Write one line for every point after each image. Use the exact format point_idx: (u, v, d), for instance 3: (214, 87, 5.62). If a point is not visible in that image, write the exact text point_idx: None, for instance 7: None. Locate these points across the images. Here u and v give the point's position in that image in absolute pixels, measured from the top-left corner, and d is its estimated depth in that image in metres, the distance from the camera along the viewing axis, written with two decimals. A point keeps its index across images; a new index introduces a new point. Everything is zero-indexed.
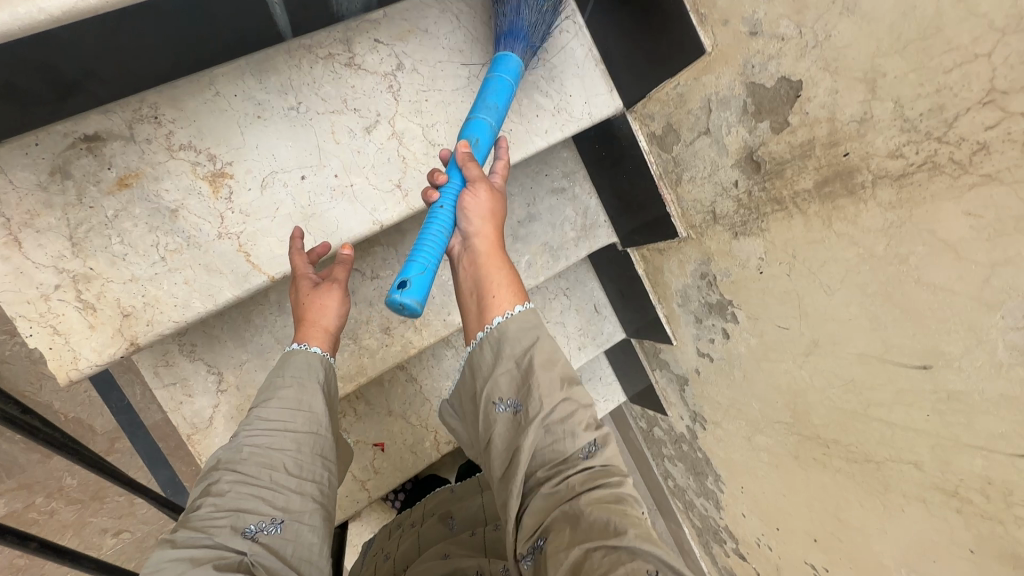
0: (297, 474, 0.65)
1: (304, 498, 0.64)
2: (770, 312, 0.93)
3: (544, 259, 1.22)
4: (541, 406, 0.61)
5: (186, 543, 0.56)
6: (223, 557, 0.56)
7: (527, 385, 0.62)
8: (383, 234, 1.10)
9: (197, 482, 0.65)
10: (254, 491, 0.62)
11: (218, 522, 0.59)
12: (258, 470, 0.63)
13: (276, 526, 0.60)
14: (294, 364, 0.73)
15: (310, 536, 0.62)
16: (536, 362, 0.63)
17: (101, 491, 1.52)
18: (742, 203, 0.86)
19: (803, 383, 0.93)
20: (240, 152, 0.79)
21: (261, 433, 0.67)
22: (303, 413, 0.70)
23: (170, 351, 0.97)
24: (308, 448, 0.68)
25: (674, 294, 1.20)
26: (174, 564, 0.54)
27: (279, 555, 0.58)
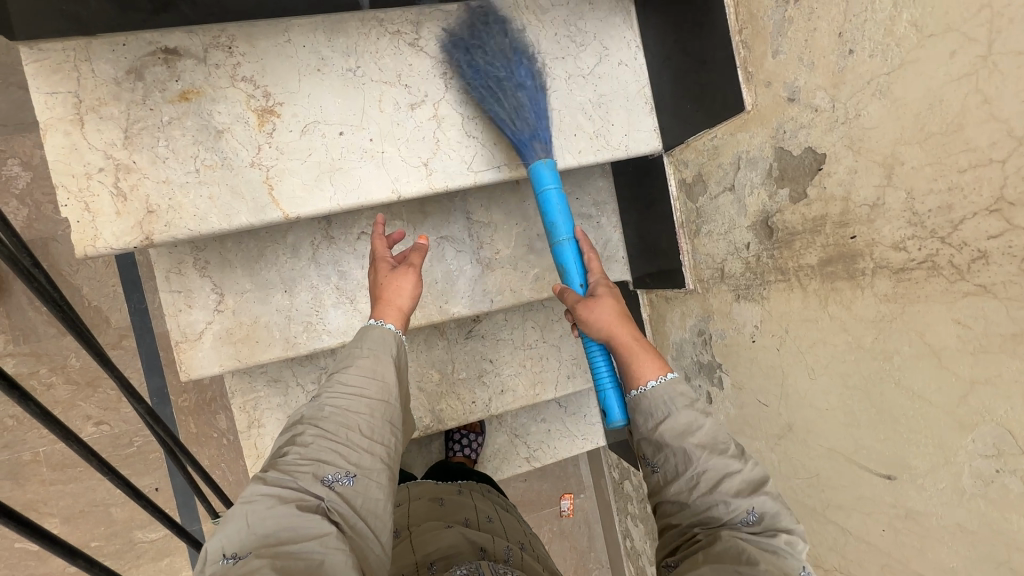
0: (369, 436, 0.77)
1: (372, 457, 0.75)
2: (754, 385, 0.90)
3: (552, 276, 1.22)
4: (680, 472, 0.71)
5: (275, 482, 0.68)
6: (304, 499, 0.67)
7: (662, 451, 0.73)
8: (407, 210, 1.14)
9: (282, 433, 0.77)
10: (332, 445, 0.74)
11: (302, 468, 0.71)
12: (336, 429, 0.76)
13: (349, 478, 0.72)
14: (372, 337, 0.86)
15: (375, 490, 0.73)
16: (670, 435, 0.73)
17: (96, 380, 1.62)
18: (749, 266, 0.85)
19: (771, 467, 0.90)
20: (293, 96, 0.85)
21: (342, 396, 0.79)
22: (377, 383, 0.82)
23: (184, 261, 1.04)
24: (379, 414, 0.80)
25: (671, 346, 1.18)
26: (265, 498, 0.66)
27: (351, 504, 0.70)
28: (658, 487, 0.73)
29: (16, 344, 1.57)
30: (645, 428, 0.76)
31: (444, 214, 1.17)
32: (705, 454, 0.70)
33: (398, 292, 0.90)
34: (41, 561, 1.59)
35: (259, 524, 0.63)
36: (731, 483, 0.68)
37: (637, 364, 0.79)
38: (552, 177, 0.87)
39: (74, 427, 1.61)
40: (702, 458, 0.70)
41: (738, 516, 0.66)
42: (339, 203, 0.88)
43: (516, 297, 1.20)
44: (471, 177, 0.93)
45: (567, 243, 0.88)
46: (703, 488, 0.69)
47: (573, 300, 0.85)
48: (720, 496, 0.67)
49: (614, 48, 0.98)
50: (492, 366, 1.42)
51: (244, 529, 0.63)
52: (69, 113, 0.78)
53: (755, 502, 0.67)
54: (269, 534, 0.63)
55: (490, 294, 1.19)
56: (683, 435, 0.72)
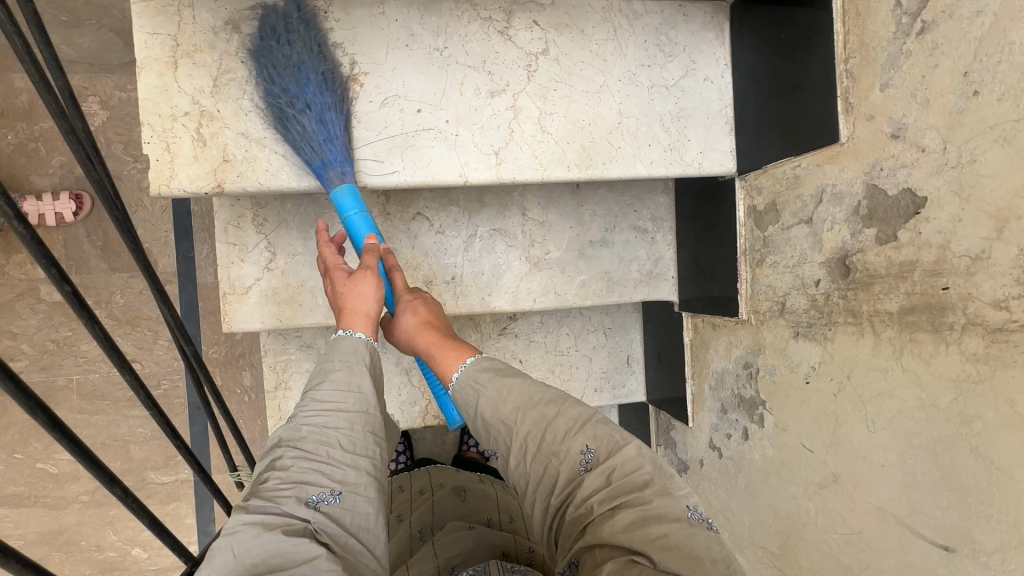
0: (350, 451, 0.75)
1: (357, 472, 0.74)
2: (800, 428, 0.87)
3: (598, 285, 1.20)
4: (509, 446, 0.74)
5: (257, 510, 0.67)
6: (290, 523, 0.67)
7: (494, 435, 0.75)
8: (465, 198, 1.14)
9: (261, 457, 0.76)
10: (313, 466, 0.73)
11: (284, 493, 0.69)
12: (316, 447, 0.74)
13: (335, 497, 0.71)
14: (341, 348, 0.83)
15: (365, 505, 0.73)
16: (495, 407, 0.76)
17: (136, 319, 1.67)
18: (815, 303, 0.81)
19: (806, 516, 0.86)
20: (378, 68, 0.86)
21: (318, 413, 0.77)
22: (352, 396, 0.79)
23: (244, 216, 1.06)
24: (358, 427, 0.78)
25: (710, 375, 1.14)
26: (249, 528, 0.65)
27: (340, 522, 0.70)
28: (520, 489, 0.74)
29: (68, 273, 1.63)
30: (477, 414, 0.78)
31: (500, 207, 1.16)
32: (523, 420, 0.73)
33: (361, 297, 0.87)
34: (58, 484, 1.64)
35: (248, 555, 0.63)
36: (558, 429, 0.71)
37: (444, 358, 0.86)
38: (349, 206, 0.84)
39: (108, 361, 1.65)
40: (519, 424, 0.73)
41: (577, 462, 0.69)
42: (406, 179, 0.88)
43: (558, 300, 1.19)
44: (539, 172, 0.92)
45: (385, 286, 0.94)
46: (533, 447, 0.72)
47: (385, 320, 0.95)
48: (552, 455, 0.70)
49: (702, 63, 0.96)
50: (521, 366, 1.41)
51: (230, 560, 0.63)
52: (165, 55, 0.80)
53: (590, 439, 0.70)
54: (258, 563, 0.63)
55: (533, 295, 1.18)
56: (501, 404, 0.75)
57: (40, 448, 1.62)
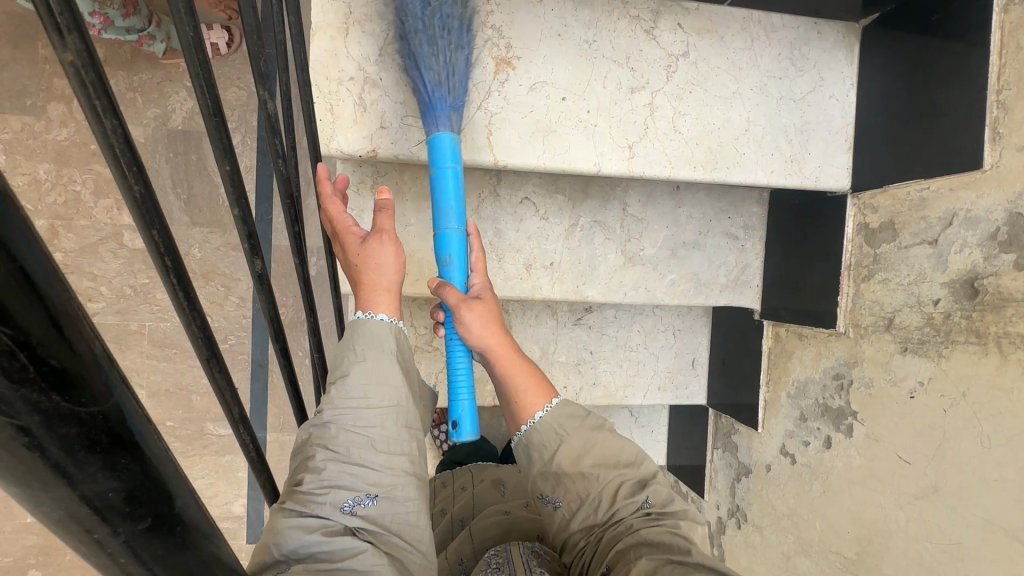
0: (382, 453, 0.78)
1: (390, 474, 0.78)
2: (896, 440, 0.90)
3: (686, 286, 1.24)
4: (567, 493, 0.82)
5: (297, 514, 0.72)
6: (330, 526, 0.73)
7: (559, 484, 0.83)
8: (570, 187, 1.18)
9: (292, 452, 0.78)
10: (347, 470, 0.76)
11: (321, 499, 0.74)
12: (347, 450, 0.76)
13: (369, 499, 0.76)
14: (364, 338, 0.81)
15: (400, 503, 0.78)
16: (565, 458, 0.82)
17: (211, 274, 1.71)
18: (931, 321, 0.85)
19: (893, 525, 0.90)
20: (531, 54, 0.90)
21: (345, 413, 0.77)
22: (383, 392, 0.80)
23: (363, 182, 1.10)
24: (389, 425, 0.80)
25: (789, 383, 1.18)
26: (292, 531, 0.70)
27: (376, 521, 0.76)
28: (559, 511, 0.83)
29: None
30: (540, 460, 0.84)
31: (602, 200, 1.19)
32: (601, 472, 0.82)
33: (381, 270, 0.84)
34: None
35: (295, 555, 0.70)
36: (626, 485, 0.82)
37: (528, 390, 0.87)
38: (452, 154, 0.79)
39: None
40: (601, 477, 0.81)
41: (637, 504, 0.80)
42: (544, 163, 0.92)
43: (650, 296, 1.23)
44: (667, 170, 0.95)
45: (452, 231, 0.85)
46: (604, 506, 0.81)
47: (453, 297, 0.83)
48: (621, 504, 0.80)
49: (830, 80, 0.99)
50: (591, 358, 1.44)
51: (279, 560, 0.70)
52: (338, 21, 0.84)
53: (648, 492, 0.81)
54: (304, 563, 0.70)
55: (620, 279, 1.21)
56: (581, 454, 0.82)
57: None
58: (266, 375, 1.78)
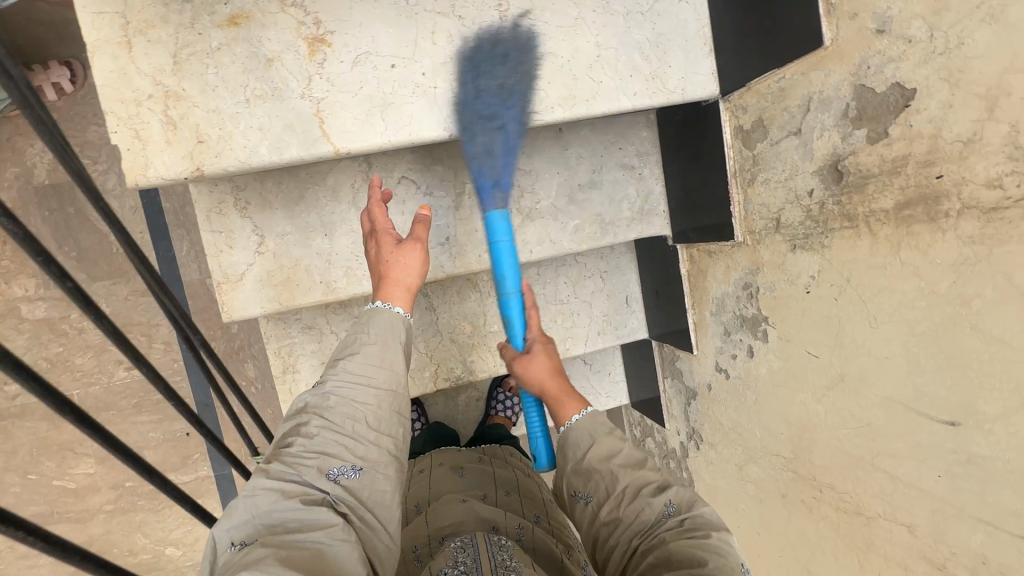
0: (372, 430, 0.91)
1: (376, 450, 0.90)
2: (804, 337, 0.90)
3: (592, 228, 1.21)
4: (600, 487, 0.88)
5: (281, 475, 0.83)
6: (309, 494, 0.82)
7: (589, 476, 0.90)
8: (447, 156, 1.12)
9: (291, 418, 0.92)
10: (338, 440, 0.88)
11: (309, 462, 0.85)
12: (341, 421, 0.90)
13: (353, 472, 0.86)
14: (379, 324, 0.98)
15: (380, 481, 0.88)
16: (599, 458, 0.90)
17: (127, 326, 1.64)
18: (811, 214, 0.83)
19: (816, 418, 0.91)
20: (344, 25, 0.82)
21: (346, 388, 0.93)
22: (383, 373, 0.95)
23: (225, 201, 1.03)
24: (384, 404, 0.94)
25: (710, 301, 1.17)
26: (272, 491, 0.81)
27: (353, 494, 0.85)
28: (592, 515, 0.88)
29: (44, 288, 1.58)
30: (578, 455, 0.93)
31: None
32: (627, 471, 0.88)
33: (410, 268, 0.99)
34: (79, 498, 1.64)
35: (270, 514, 0.79)
36: (649, 489, 0.85)
37: (561, 402, 0.98)
38: (506, 231, 0.92)
39: (106, 372, 1.63)
40: (625, 476, 0.87)
41: (662, 511, 0.82)
42: (389, 139, 0.85)
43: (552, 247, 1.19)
44: (524, 117, 0.90)
45: (511, 297, 0.99)
46: (629, 500, 0.84)
47: (511, 355, 1.02)
48: (644, 503, 0.83)
49: None
50: None
51: (249, 520, 0.79)
52: (116, 35, 0.75)
53: (670, 496, 0.83)
54: (279, 524, 0.79)
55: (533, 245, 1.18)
56: (608, 459, 0.90)
57: (53, 466, 1.62)
58: (215, 413, 1.73)
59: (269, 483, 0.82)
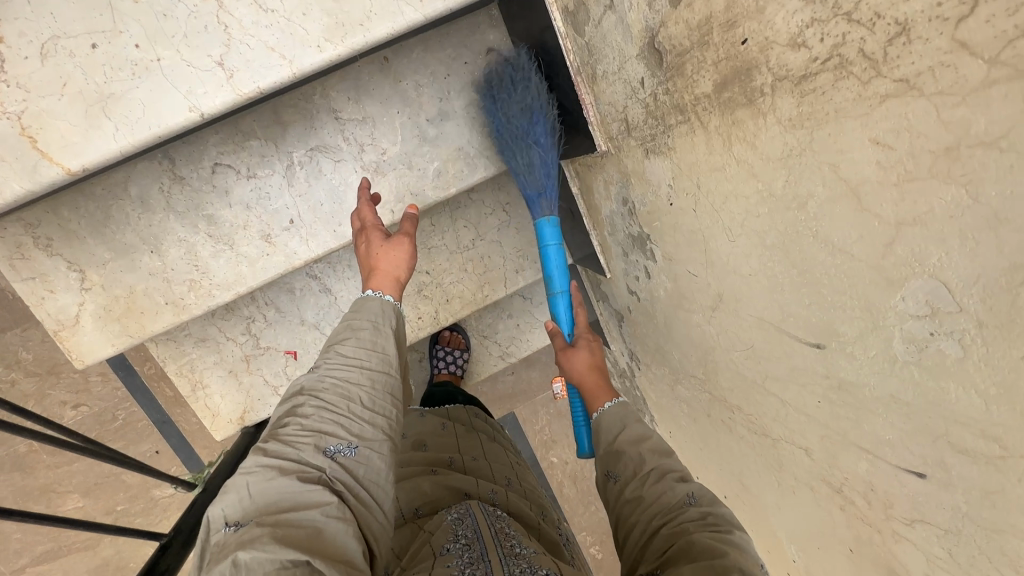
0: (369, 407, 0.78)
1: (374, 429, 0.77)
2: (681, 255, 0.76)
3: (457, 167, 1.04)
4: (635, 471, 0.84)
5: (275, 453, 0.70)
6: (305, 471, 0.69)
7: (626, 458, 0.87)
8: (260, 126, 0.95)
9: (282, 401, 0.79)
10: (334, 417, 0.75)
11: (303, 439, 0.72)
12: (337, 400, 0.77)
13: (351, 449, 0.73)
14: (370, 308, 0.87)
15: (377, 461, 0.75)
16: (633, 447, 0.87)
17: (56, 367, 1.61)
18: (649, 109, 0.66)
19: (711, 340, 0.79)
20: (8, 8, 0.63)
21: (342, 367, 0.80)
22: (377, 355, 0.84)
23: (23, 243, 0.90)
24: (380, 384, 0.81)
25: (605, 221, 1.01)
26: (265, 470, 0.68)
27: (352, 475, 0.72)
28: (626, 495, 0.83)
29: None
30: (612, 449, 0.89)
31: (306, 120, 0.96)
32: (652, 457, 0.84)
33: (398, 262, 0.93)
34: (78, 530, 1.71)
35: (260, 495, 0.65)
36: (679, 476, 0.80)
37: (594, 394, 0.97)
38: (554, 236, 0.99)
39: (55, 415, 1.63)
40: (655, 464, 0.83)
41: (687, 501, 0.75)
42: (126, 140, 0.70)
43: (526, 165, 0.97)
44: (287, 68, 0.72)
45: (559, 294, 1.05)
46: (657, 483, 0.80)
47: (559, 344, 1.04)
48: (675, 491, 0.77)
49: None
50: (431, 277, 1.30)
51: (243, 499, 0.65)
52: None
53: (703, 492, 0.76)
54: (270, 505, 0.65)
55: (539, 173, 0.97)
56: (637, 444, 0.87)
57: (43, 508, 1.68)
58: (177, 428, 1.73)
59: (265, 461, 0.69)
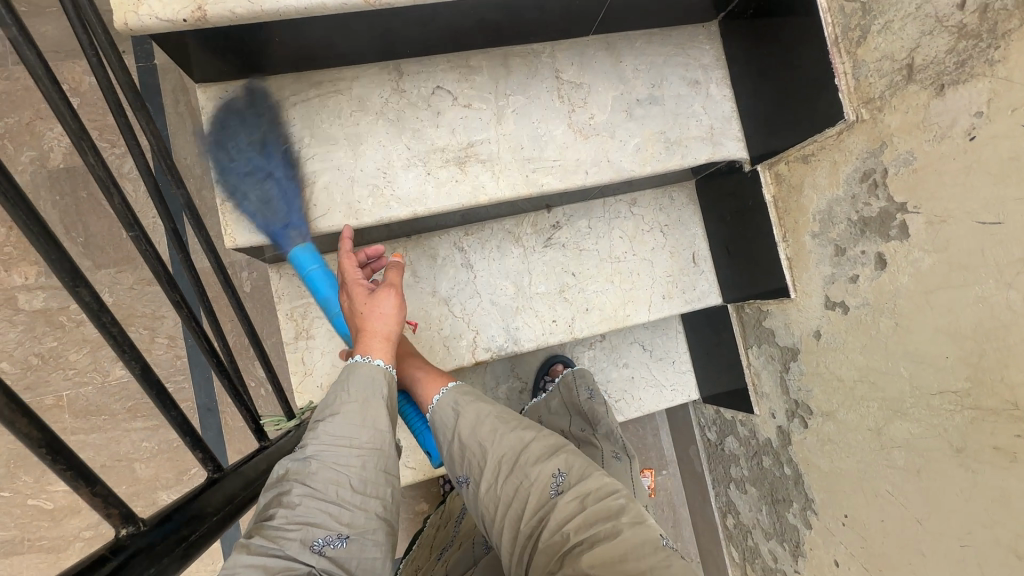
0: (360, 491, 0.65)
1: (367, 515, 0.65)
2: (972, 204, 0.67)
3: (656, 147, 1.04)
4: (478, 471, 0.78)
5: (259, 551, 0.57)
6: (292, 569, 0.58)
7: (460, 457, 0.80)
8: (488, 64, 0.98)
9: (261, 485, 0.65)
10: (322, 506, 0.62)
11: (289, 534, 0.59)
12: (325, 486, 0.64)
13: (342, 540, 0.62)
14: (359, 377, 0.72)
15: (372, 550, 0.64)
16: (461, 427, 0.80)
17: (129, 318, 1.47)
18: (965, 33, 0.66)
19: (1006, 315, 0.66)
20: None
21: (331, 447, 0.66)
22: (369, 431, 0.69)
23: (236, 108, 0.90)
24: (373, 465, 0.68)
25: (810, 222, 0.96)
26: (247, 571, 0.55)
27: (345, 571, 0.61)
28: (472, 494, 0.78)
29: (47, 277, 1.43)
30: (451, 423, 0.81)
31: (529, 70, 1.00)
32: (496, 441, 0.78)
33: (385, 316, 0.78)
34: (55, 522, 1.40)
35: None
36: (528, 454, 0.76)
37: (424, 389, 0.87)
38: (314, 260, 0.87)
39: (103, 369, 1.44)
40: (494, 442, 0.78)
41: (549, 484, 0.73)
42: None
43: (346, 181, 0.92)
44: None
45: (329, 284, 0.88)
46: (505, 472, 0.76)
47: (380, 372, 0.91)
48: (527, 477, 0.74)
49: None
50: (575, 280, 1.21)
51: None
52: None
53: (558, 462, 0.75)
54: None
55: (301, 217, 0.90)
56: (517, 447, 0.77)
57: (32, 480, 1.39)
58: (217, 420, 1.51)
59: (250, 558, 0.57)
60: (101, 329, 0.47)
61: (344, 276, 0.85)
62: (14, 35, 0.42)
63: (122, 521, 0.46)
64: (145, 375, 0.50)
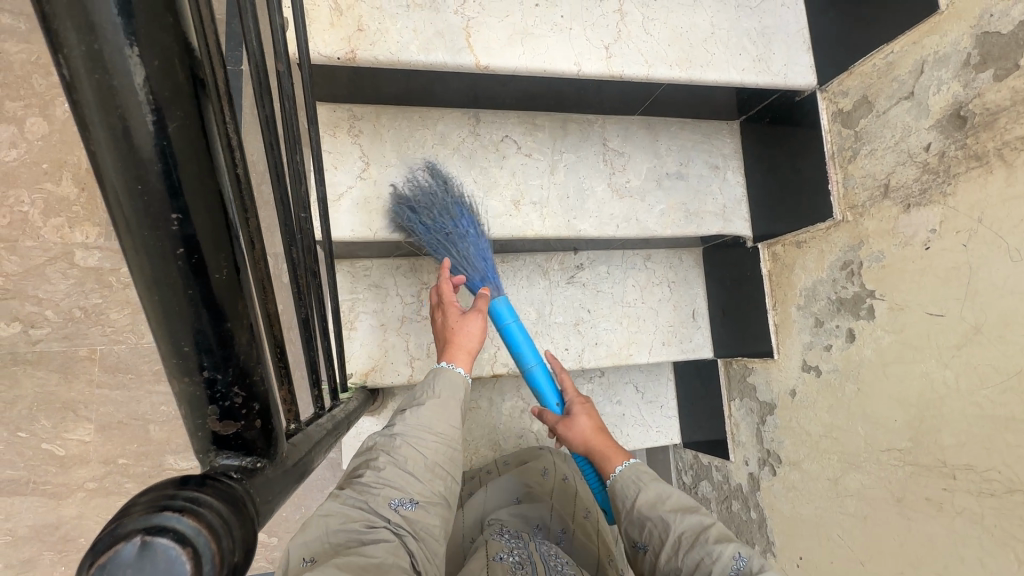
0: (431, 467, 0.81)
1: (433, 488, 0.80)
2: (923, 298, 0.86)
3: (678, 214, 1.23)
4: (660, 543, 0.85)
5: (350, 500, 0.73)
6: (372, 518, 0.72)
7: (646, 530, 0.88)
8: (550, 124, 1.18)
9: (357, 454, 0.82)
10: (401, 474, 0.78)
11: (373, 491, 0.75)
12: (406, 458, 0.80)
13: (411, 504, 0.76)
14: (445, 380, 0.91)
15: (433, 516, 0.78)
16: (644, 506, 0.90)
17: None
18: (927, 167, 0.86)
19: (943, 388, 0.83)
20: None
21: (414, 431, 0.83)
22: (445, 421, 0.86)
23: (341, 125, 1.07)
24: (444, 449, 0.84)
25: (797, 296, 1.14)
26: (340, 514, 0.71)
27: (411, 528, 0.75)
28: (651, 564, 0.86)
29: None
30: (626, 505, 0.92)
31: (583, 135, 1.19)
32: (678, 518, 0.86)
33: (470, 335, 0.98)
34: (63, 469, 1.41)
35: (334, 535, 0.69)
36: (709, 533, 0.81)
37: (607, 457, 1.01)
38: (510, 314, 1.03)
39: None
40: (676, 521, 0.85)
41: (728, 563, 0.76)
42: (525, 63, 0.94)
43: (462, 255, 1.06)
44: (645, 69, 0.99)
45: (534, 368, 1.06)
46: (683, 545, 0.82)
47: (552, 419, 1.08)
48: (701, 552, 0.79)
49: None
50: (590, 317, 1.38)
51: (322, 535, 0.68)
52: None
53: (739, 547, 0.77)
54: (343, 544, 0.68)
55: (478, 261, 1.06)
56: (656, 506, 0.88)
57: (50, 425, 1.41)
58: None
59: (342, 505, 0.72)
60: (291, 279, 0.58)
61: (442, 295, 1.04)
62: (282, 70, 0.59)
63: (294, 418, 0.53)
64: (305, 321, 0.60)
